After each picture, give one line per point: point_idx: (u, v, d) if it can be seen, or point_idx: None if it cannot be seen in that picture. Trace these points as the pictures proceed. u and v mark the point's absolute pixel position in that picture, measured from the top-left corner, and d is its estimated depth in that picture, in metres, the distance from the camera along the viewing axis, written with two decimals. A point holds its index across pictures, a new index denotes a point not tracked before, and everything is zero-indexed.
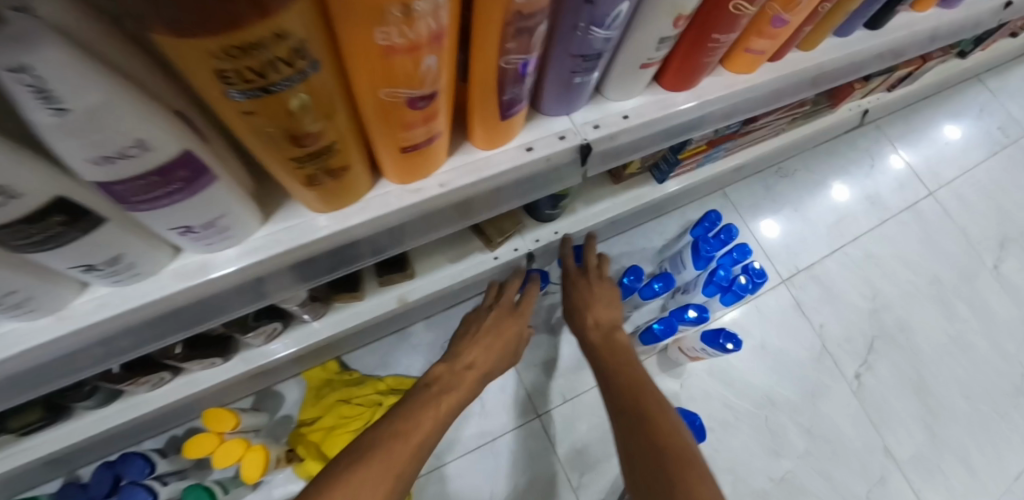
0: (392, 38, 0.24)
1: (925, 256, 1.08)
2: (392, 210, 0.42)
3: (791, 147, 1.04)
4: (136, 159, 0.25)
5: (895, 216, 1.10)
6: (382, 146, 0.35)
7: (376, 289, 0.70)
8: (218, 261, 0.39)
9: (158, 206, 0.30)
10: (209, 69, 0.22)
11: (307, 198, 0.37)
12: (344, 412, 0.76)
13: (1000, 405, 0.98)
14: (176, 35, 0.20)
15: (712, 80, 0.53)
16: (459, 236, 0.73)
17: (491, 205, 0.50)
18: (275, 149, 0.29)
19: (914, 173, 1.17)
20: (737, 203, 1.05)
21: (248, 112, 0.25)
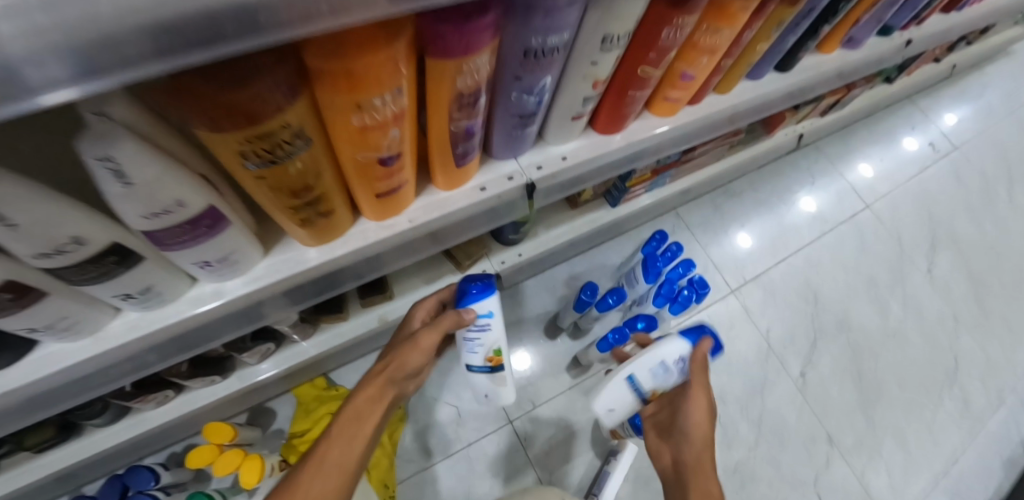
0: (365, 120, 0.34)
1: (863, 263, 1.19)
2: (370, 242, 0.50)
3: (735, 171, 1.16)
4: (173, 214, 0.34)
5: (835, 227, 1.22)
6: (359, 193, 0.43)
7: (359, 310, 0.78)
8: (226, 289, 0.47)
9: (186, 246, 0.38)
10: (232, 151, 0.31)
11: (302, 235, 0.45)
12: None
13: (934, 393, 1.08)
14: (211, 132, 0.29)
15: (640, 123, 0.63)
16: (434, 261, 0.82)
17: (457, 233, 0.59)
18: (279, 200, 0.38)
19: (852, 188, 1.29)
20: (689, 222, 1.17)
21: (258, 178, 0.34)
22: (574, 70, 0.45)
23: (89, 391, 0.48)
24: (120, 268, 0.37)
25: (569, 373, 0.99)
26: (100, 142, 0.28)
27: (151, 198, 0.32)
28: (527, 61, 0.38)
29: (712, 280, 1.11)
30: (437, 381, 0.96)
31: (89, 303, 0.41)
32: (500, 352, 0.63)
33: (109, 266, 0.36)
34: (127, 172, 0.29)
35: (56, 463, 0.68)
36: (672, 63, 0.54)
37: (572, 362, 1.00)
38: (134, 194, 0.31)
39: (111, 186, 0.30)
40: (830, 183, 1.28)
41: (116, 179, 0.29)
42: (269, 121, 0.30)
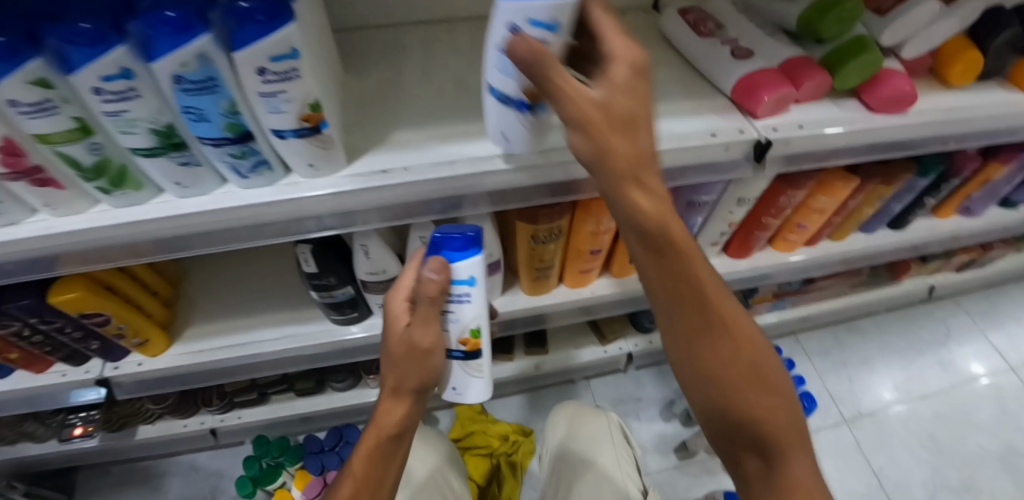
0: (596, 228, 0.67)
1: (999, 426, 1.18)
2: (566, 299, 0.80)
3: (859, 310, 1.27)
4: (485, 260, 0.66)
5: (967, 383, 1.23)
6: (571, 267, 0.75)
7: (522, 355, 1.02)
8: None
9: (477, 278, 0.69)
10: (530, 235, 0.64)
11: (529, 288, 0.76)
12: (478, 440, 1.05)
13: None
14: (525, 224, 0.63)
15: (763, 254, 0.91)
16: (583, 329, 1.07)
17: (614, 306, 0.85)
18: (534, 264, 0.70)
19: (995, 349, 1.28)
20: (806, 348, 1.29)
21: (533, 249, 0.67)
22: (715, 218, 0.77)
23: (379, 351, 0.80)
24: None
25: (674, 454, 1.12)
26: (479, 219, 0.61)
27: (485, 249, 0.64)
28: (689, 207, 0.71)
29: (826, 407, 1.19)
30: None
31: None
32: (477, 333, 0.58)
33: None
34: (482, 232, 0.62)
35: (308, 406, 1.00)
36: (789, 217, 0.83)
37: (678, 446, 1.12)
38: (480, 245, 0.64)
39: (471, 236, 0.62)
40: (967, 340, 1.30)
41: (477, 234, 0.62)
42: (553, 222, 0.63)
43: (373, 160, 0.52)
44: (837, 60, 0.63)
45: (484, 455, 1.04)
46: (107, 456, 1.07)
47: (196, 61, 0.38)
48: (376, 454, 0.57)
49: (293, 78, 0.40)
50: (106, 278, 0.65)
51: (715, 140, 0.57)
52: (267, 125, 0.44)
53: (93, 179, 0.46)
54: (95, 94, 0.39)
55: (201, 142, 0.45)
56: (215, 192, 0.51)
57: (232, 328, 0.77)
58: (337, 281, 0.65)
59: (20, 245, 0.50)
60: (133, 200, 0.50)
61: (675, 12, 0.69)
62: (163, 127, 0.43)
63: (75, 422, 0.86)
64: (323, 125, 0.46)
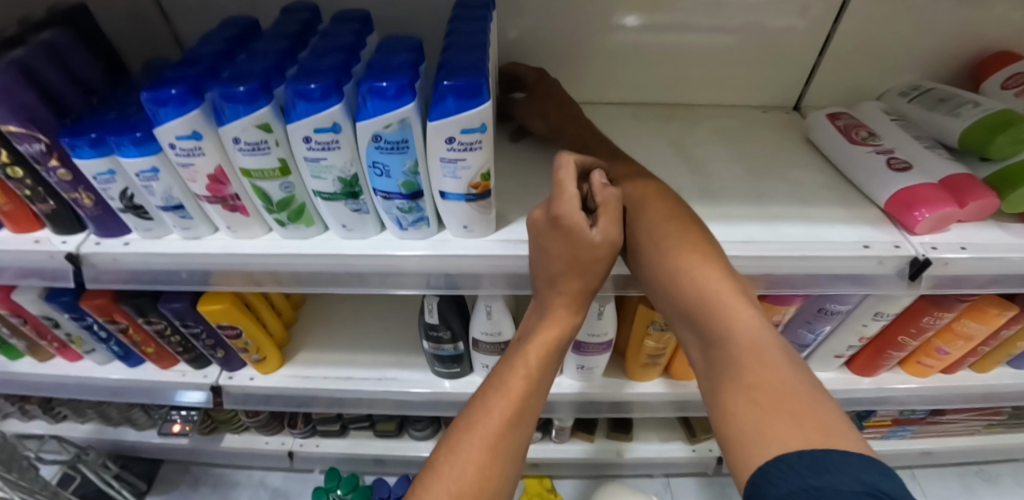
0: None
1: None
2: (668, 390, 0.76)
3: (992, 455, 1.11)
4: (598, 337, 0.66)
5: None
6: (679, 360, 0.73)
7: (603, 438, 0.98)
8: (574, 384, 0.75)
9: (585, 353, 0.68)
10: (648, 319, 0.64)
11: (632, 373, 0.74)
12: None
13: None
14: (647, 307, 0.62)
15: (892, 375, 0.83)
16: (671, 424, 1.01)
17: None
18: (639, 349, 0.69)
19: None
20: (926, 488, 1.13)
21: (649, 333, 0.65)
22: (846, 331, 0.72)
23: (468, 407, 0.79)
24: None
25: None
26: (605, 298, 0.61)
27: (601, 327, 0.64)
28: (819, 314, 0.67)
29: None
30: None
31: None
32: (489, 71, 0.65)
33: None
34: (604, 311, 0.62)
35: (383, 449, 1.01)
36: (930, 338, 0.76)
37: None
38: (598, 322, 0.64)
39: (593, 313, 0.62)
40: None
41: (598, 313, 0.62)
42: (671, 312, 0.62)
43: (515, 229, 0.55)
44: (1006, 184, 0.58)
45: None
46: (190, 455, 1.12)
47: (397, 124, 0.42)
48: (498, 449, 0.43)
49: (475, 149, 0.44)
50: (248, 296, 0.71)
51: (869, 253, 0.54)
52: (438, 187, 0.48)
53: (276, 211, 0.52)
54: (305, 142, 0.44)
55: (375, 193, 0.49)
56: (372, 237, 0.55)
57: (339, 361, 0.81)
58: (450, 334, 0.67)
59: (199, 258, 0.57)
60: (300, 234, 0.55)
61: (823, 116, 0.68)
62: (349, 177, 0.47)
63: (175, 419, 0.93)
64: (486, 193, 0.49)
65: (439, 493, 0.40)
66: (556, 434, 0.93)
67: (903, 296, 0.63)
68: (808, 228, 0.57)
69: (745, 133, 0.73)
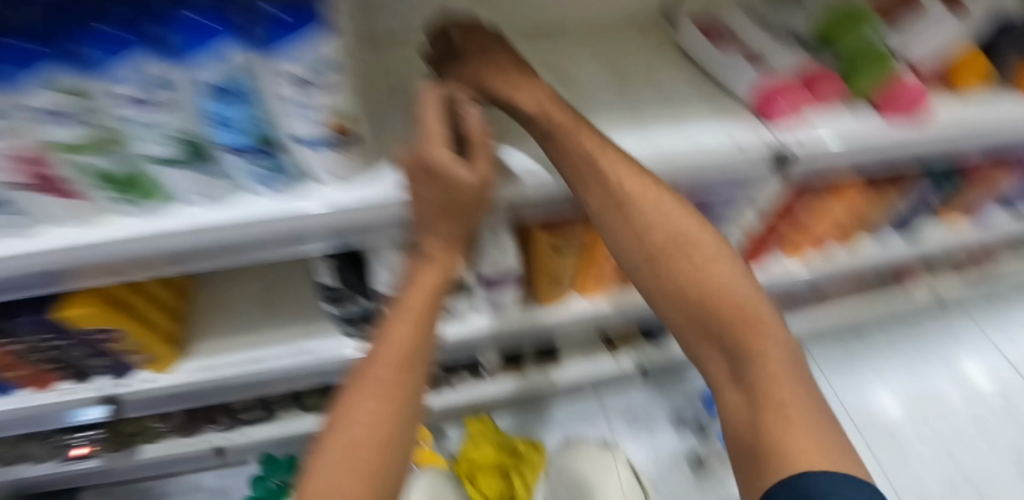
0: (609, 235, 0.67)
1: (1008, 435, 1.27)
2: (579, 309, 0.79)
3: (867, 320, 1.30)
4: (502, 271, 0.66)
5: (981, 397, 1.32)
6: (586, 275, 0.76)
7: (532, 369, 1.00)
8: (491, 322, 0.75)
9: (494, 288, 0.69)
10: (547, 242, 0.64)
11: (544, 298, 0.76)
12: (491, 458, 1.02)
13: None
14: (543, 231, 0.62)
15: (776, 262, 0.91)
16: (593, 343, 1.05)
17: (630, 318, 0.85)
18: (546, 273, 0.71)
19: (1005, 363, 1.36)
20: (817, 359, 1.34)
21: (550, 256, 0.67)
22: (730, 227, 0.77)
23: None
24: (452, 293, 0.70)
25: (687, 468, 1.15)
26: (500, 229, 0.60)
27: (502, 259, 0.64)
28: (704, 214, 0.72)
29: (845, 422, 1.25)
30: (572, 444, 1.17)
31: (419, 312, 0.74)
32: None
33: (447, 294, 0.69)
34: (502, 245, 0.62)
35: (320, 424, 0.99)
36: (803, 224, 0.83)
37: (689, 460, 1.15)
38: (498, 255, 0.63)
39: (492, 249, 0.62)
40: (968, 348, 1.37)
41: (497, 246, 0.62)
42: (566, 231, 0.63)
43: (394, 172, 0.50)
44: (853, 71, 0.64)
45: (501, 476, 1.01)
46: (108, 475, 1.04)
47: (234, 71, 0.35)
48: (392, 394, 0.46)
49: (334, 91, 0.38)
50: (127, 297, 0.64)
51: (742, 153, 0.56)
52: (293, 134, 0.42)
53: (98, 186, 0.42)
54: (112, 101, 0.34)
55: (224, 150, 0.42)
56: (228, 199, 0.49)
57: (245, 343, 0.77)
58: (349, 295, 0.65)
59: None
60: (135, 208, 0.46)
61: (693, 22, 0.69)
62: (184, 136, 0.39)
63: (75, 443, 0.85)
64: (347, 135, 0.44)
65: (338, 446, 0.43)
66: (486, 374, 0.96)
67: (774, 188, 0.68)
68: (686, 136, 0.58)
69: (625, 48, 0.72)
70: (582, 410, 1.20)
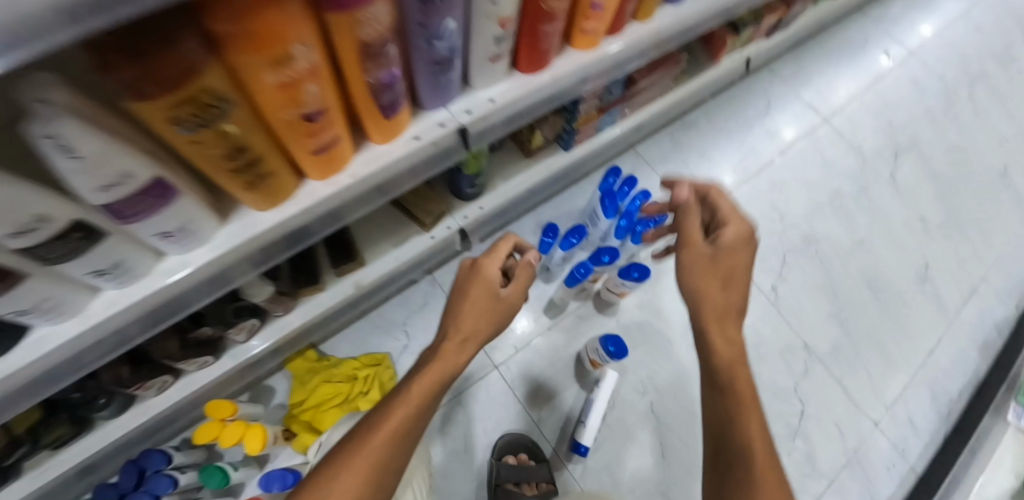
0: (282, 78, 0.37)
1: (825, 176, 1.32)
2: (319, 197, 0.53)
3: (691, 101, 1.24)
4: (124, 185, 0.36)
5: (794, 145, 1.34)
6: (303, 155, 0.48)
7: (333, 279, 0.86)
8: (192, 258, 0.50)
9: (140, 219, 0.41)
10: (170, 120, 0.34)
11: (252, 203, 0.50)
12: (327, 391, 0.98)
13: (906, 291, 1.23)
14: (142, 102, 0.31)
15: (563, 60, 0.63)
16: (398, 226, 0.92)
17: (403, 182, 0.61)
18: (212, 162, 0.41)
19: (811, 107, 1.40)
20: (647, 157, 1.30)
21: (197, 141, 0.37)
22: (479, 12, 0.48)
23: (67, 376, 0.49)
24: (85, 243, 0.39)
25: (546, 317, 1.14)
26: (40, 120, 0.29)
27: (107, 169, 0.34)
28: (423, 7, 0.41)
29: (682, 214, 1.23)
30: (419, 340, 1.15)
31: (68, 286, 0.44)
32: None
33: (76, 242, 0.39)
34: (74, 147, 0.31)
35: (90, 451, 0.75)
36: None
37: (546, 306, 1.15)
38: (86, 169, 0.32)
39: (62, 162, 0.31)
40: (784, 108, 1.39)
41: (65, 155, 0.31)
42: (190, 87, 0.32)
43: None
44: None
45: (339, 406, 0.97)
46: None
47: None
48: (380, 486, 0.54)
49: None
50: None
51: None
52: None
53: None
54: None
55: None
56: None
57: None
58: None
59: None
60: None
61: None
62: None
63: None
64: None
65: None
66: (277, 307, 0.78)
67: None
68: None
69: None
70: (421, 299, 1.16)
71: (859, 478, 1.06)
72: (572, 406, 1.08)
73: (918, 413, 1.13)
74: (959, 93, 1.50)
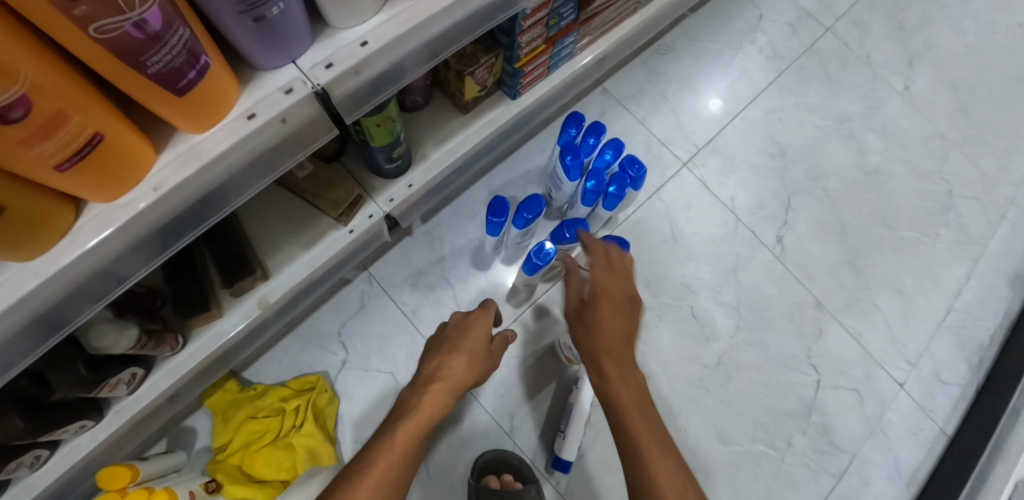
0: None
1: (827, 97, 1.31)
2: (211, 156, 0.43)
3: (659, 19, 1.07)
4: None
5: (792, 63, 1.32)
6: (84, 103, 0.35)
7: (231, 302, 0.75)
8: (57, 252, 0.41)
9: None
10: None
11: (97, 191, 0.40)
12: (253, 428, 0.81)
13: (918, 216, 1.24)
14: None
15: None
16: (307, 222, 0.78)
17: (323, 131, 0.51)
18: None
19: (808, 17, 1.37)
20: (618, 96, 1.21)
21: None
22: None
23: None
24: None
25: (509, 304, 0.99)
26: None
27: None
28: None
29: (664, 159, 1.18)
30: (359, 350, 0.93)
31: None
32: None
33: None
34: None
35: None
36: None
37: (511, 293, 0.99)
38: None
39: None
40: (778, 16, 1.35)
41: None
42: None
43: None
44: None
45: (273, 443, 0.81)
46: None
47: None
48: None
49: None
50: None
51: None
52: None
53: None
54: None
55: None
56: None
57: None
58: None
59: None
60: None
61: None
62: None
63: None
64: None
65: None
66: (161, 348, 0.68)
67: None
68: None
69: None
70: (362, 301, 0.95)
71: (879, 447, 1.07)
72: (552, 406, 0.95)
73: (942, 366, 1.14)
74: (931, 29, 1.43)
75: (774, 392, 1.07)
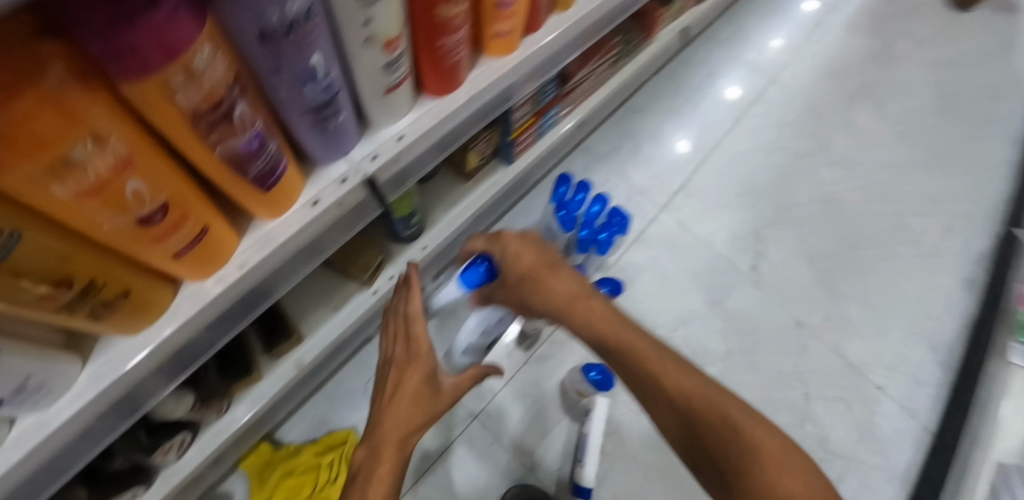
0: (190, 97, 0.34)
1: (780, 137, 1.48)
2: (282, 238, 0.53)
3: (627, 85, 1.23)
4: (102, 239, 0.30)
5: (746, 111, 1.49)
6: (199, 205, 0.44)
7: (270, 364, 0.82)
8: (151, 331, 0.49)
9: None
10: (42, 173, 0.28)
11: (196, 271, 0.49)
12: (290, 485, 0.86)
13: (875, 236, 1.38)
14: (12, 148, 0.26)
15: (479, 71, 0.63)
16: (334, 287, 0.86)
17: (363, 209, 0.62)
18: (122, 215, 0.35)
19: (754, 71, 1.56)
20: (596, 151, 1.36)
21: (87, 197, 0.31)
22: (361, 58, 0.46)
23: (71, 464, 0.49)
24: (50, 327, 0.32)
25: (518, 349, 1.07)
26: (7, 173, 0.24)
27: None
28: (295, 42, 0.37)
29: (644, 204, 1.31)
30: None
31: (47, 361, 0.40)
32: None
33: None
34: None
35: None
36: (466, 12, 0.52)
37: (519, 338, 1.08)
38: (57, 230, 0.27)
39: None
40: (728, 73, 1.54)
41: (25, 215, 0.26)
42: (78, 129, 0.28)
43: None
44: None
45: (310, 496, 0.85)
46: None
47: None
48: None
49: None
50: None
51: None
52: None
53: None
54: None
55: None
56: None
57: None
58: None
59: None
60: None
61: None
62: None
63: None
64: None
65: None
66: (209, 412, 0.74)
67: None
68: None
69: None
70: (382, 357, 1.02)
71: (873, 452, 1.15)
72: (567, 440, 1.01)
73: (919, 371, 1.24)
74: (862, 72, 1.64)
75: (770, 408, 1.15)
